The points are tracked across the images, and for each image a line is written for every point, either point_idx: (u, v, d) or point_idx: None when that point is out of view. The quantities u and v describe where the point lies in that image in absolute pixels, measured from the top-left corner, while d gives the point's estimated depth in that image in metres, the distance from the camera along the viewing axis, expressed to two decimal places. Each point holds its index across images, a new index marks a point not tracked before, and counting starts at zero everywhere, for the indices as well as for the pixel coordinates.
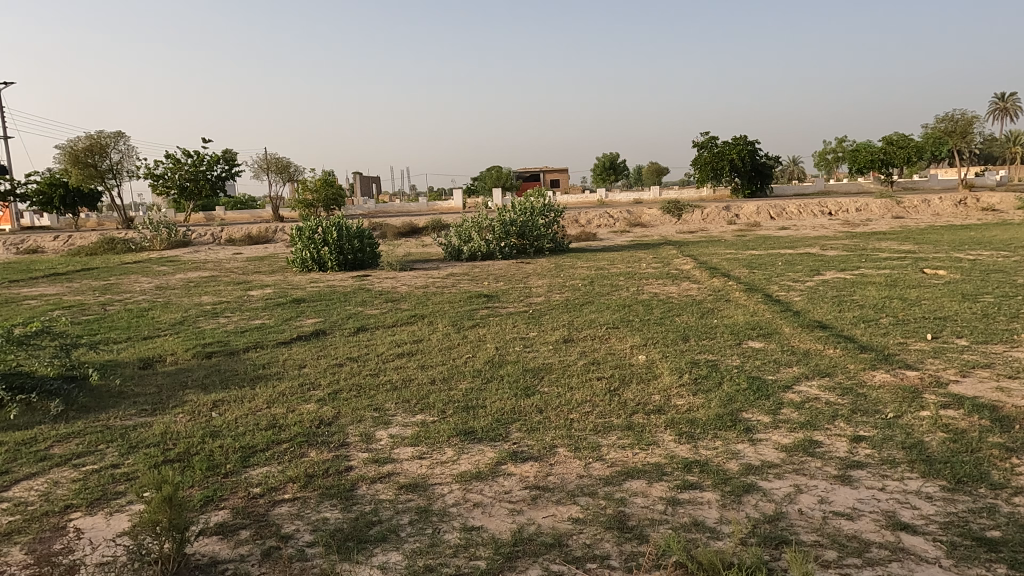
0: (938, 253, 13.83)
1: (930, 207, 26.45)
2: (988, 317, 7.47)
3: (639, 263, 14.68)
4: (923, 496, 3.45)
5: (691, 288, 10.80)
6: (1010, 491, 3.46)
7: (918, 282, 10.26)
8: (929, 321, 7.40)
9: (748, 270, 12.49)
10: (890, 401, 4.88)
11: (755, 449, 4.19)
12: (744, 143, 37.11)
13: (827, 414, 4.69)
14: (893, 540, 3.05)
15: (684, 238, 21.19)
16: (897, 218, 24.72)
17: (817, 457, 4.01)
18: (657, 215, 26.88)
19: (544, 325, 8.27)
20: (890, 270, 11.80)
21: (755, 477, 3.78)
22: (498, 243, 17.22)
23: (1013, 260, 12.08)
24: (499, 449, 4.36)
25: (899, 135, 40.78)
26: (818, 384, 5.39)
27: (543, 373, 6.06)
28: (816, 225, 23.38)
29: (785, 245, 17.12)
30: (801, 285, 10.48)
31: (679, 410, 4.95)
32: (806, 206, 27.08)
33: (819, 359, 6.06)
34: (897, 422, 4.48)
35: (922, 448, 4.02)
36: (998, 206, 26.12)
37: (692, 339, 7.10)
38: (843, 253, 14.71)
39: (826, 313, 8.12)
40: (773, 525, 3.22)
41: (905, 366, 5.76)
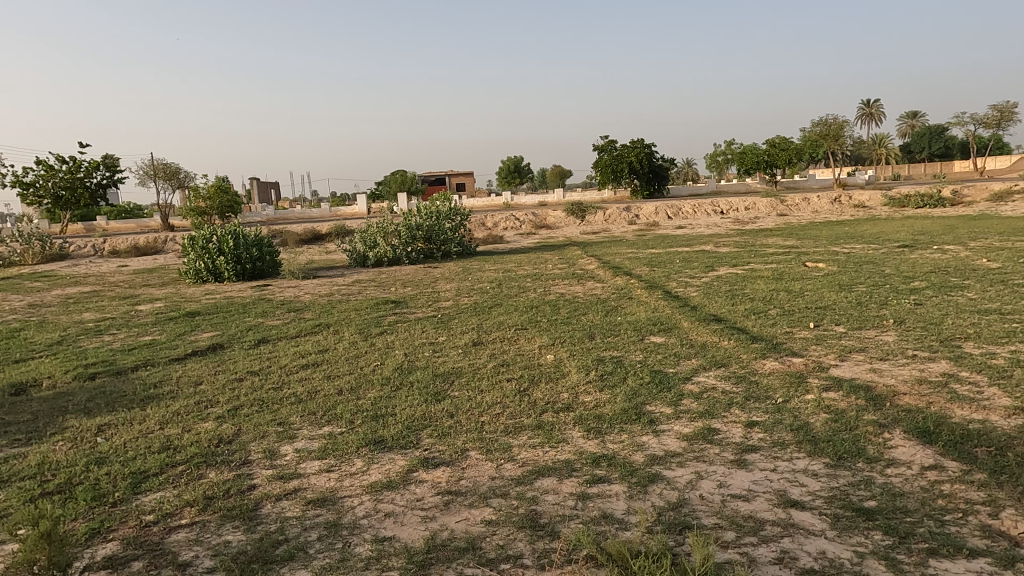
0: (818, 248, 14.93)
1: (810, 205, 28.51)
2: (861, 305, 8.14)
3: (545, 264, 14.95)
4: (810, 474, 3.71)
5: (595, 287, 11.10)
6: (884, 463, 3.78)
7: (800, 274, 11.01)
8: (811, 311, 7.97)
9: (648, 268, 12.99)
10: (779, 387, 5.21)
11: (658, 440, 4.35)
12: (642, 146, 38.55)
13: (724, 402, 4.95)
14: (784, 517, 3.26)
15: (588, 238, 21.73)
16: (782, 216, 26.39)
17: (715, 444, 4.22)
18: (561, 217, 27.48)
19: (453, 328, 8.25)
20: (777, 264, 12.59)
21: (659, 466, 3.94)
22: (404, 248, 17.01)
23: (881, 253, 13.22)
24: (409, 457, 4.31)
25: (781, 138, 43.60)
26: (714, 374, 5.68)
27: (454, 377, 6.04)
28: (710, 224, 24.67)
29: (681, 244, 17.92)
30: (697, 281, 11.02)
31: (587, 407, 5.07)
32: (699, 206, 28.50)
33: (715, 351, 6.38)
34: (785, 406, 4.79)
35: (808, 430, 4.32)
36: (868, 203, 28.44)
37: (598, 337, 7.31)
38: (734, 250, 15.58)
39: (721, 307, 8.58)
40: (676, 512, 3.36)
41: (791, 354, 6.17)
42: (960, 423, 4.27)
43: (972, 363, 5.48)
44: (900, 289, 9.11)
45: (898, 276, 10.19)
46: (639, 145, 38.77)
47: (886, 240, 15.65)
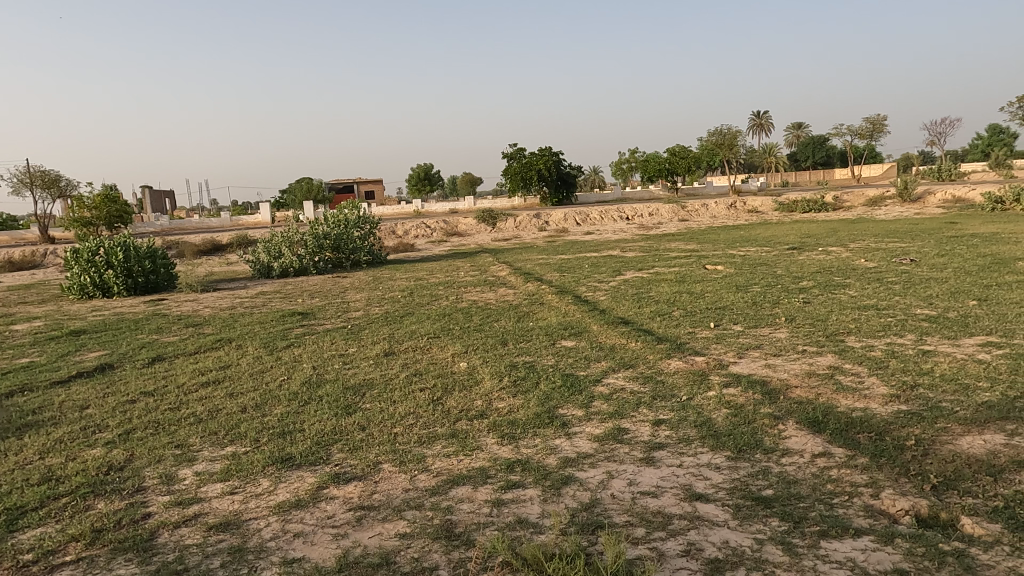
0: (716, 251, 15.72)
1: (709, 210, 29.95)
2: (756, 304, 8.63)
3: (457, 272, 14.93)
4: (713, 467, 3.88)
5: (507, 293, 11.18)
6: (779, 452, 4.02)
7: (701, 277, 11.54)
8: (711, 311, 8.39)
9: (559, 274, 13.23)
10: (683, 385, 5.44)
11: (570, 442, 4.43)
12: (550, 154, 39.26)
13: (632, 402, 5.10)
14: (690, 510, 3.39)
15: (499, 245, 21.84)
16: (683, 222, 27.62)
17: (625, 443, 4.34)
18: (473, 225, 27.56)
19: (363, 339, 8.07)
20: (679, 267, 13.15)
21: (572, 468, 4.01)
22: (312, 258, 16.50)
23: (773, 255, 14.07)
24: (319, 473, 4.17)
25: (680, 146, 45.62)
26: (623, 375, 5.86)
27: (365, 390, 5.90)
28: (617, 229, 25.47)
29: (590, 249, 18.34)
30: (605, 285, 11.32)
31: (500, 413, 5.08)
32: (606, 212, 29.33)
33: (623, 353, 6.58)
34: (690, 403, 5.00)
35: (710, 425, 4.52)
36: (760, 209, 30.22)
37: (511, 343, 7.36)
38: (640, 255, 16.13)
39: (628, 309, 8.87)
40: (589, 512, 3.43)
41: (694, 353, 6.46)
42: (845, 411, 4.61)
43: (854, 356, 5.93)
44: (790, 289, 9.72)
45: (788, 277, 10.88)
46: (547, 153, 39.45)
47: (777, 243, 16.66)
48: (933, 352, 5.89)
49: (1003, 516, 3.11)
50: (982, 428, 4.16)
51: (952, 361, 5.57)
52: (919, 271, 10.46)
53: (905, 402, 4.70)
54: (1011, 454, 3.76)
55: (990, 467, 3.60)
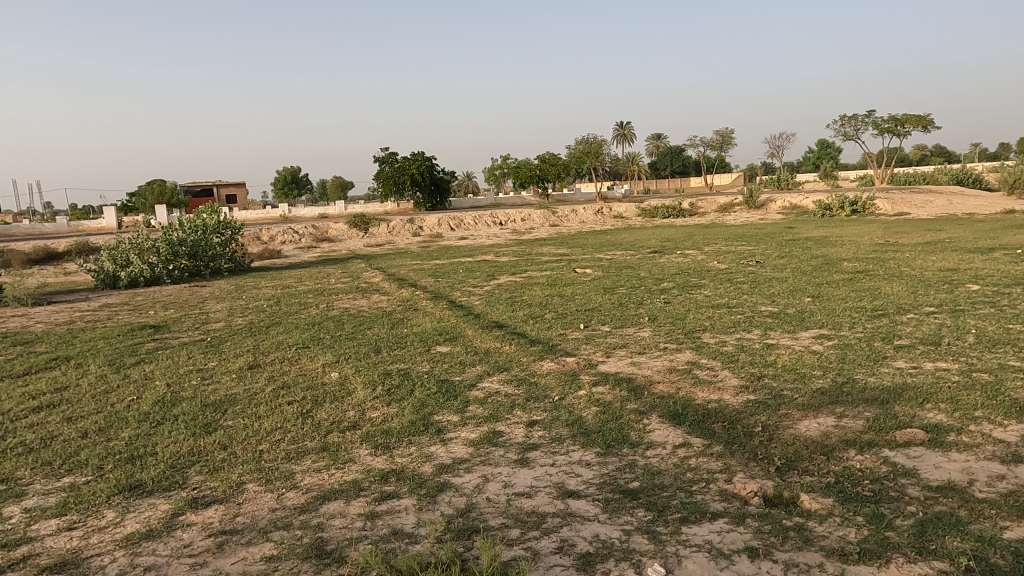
0: (584, 255, 16.35)
1: (578, 216, 31.06)
2: (622, 305, 9.07)
3: (328, 279, 14.44)
4: (584, 464, 4.01)
5: (381, 300, 10.95)
6: (644, 446, 4.23)
7: (571, 280, 11.94)
8: (581, 313, 8.70)
9: (433, 279, 13.17)
10: (555, 385, 5.59)
11: (446, 448, 4.41)
12: (422, 158, 39.01)
13: (507, 405, 5.17)
14: (562, 507, 3.48)
15: (372, 251, 21.34)
16: (554, 227, 28.50)
17: (500, 446, 4.39)
18: (343, 230, 26.80)
19: (225, 352, 7.58)
20: (550, 271, 13.53)
21: (447, 475, 3.99)
22: (165, 266, 15.27)
23: (637, 258, 14.82)
24: (175, 499, 3.85)
25: (550, 153, 46.97)
26: (497, 379, 5.91)
27: (227, 406, 5.54)
28: (491, 234, 25.80)
29: (464, 254, 18.41)
30: (480, 290, 11.40)
31: (374, 423, 4.96)
32: (480, 217, 29.57)
33: (497, 356, 6.66)
34: (561, 403, 5.15)
35: (581, 423, 4.68)
36: (625, 214, 31.80)
37: (384, 351, 7.21)
38: (513, 259, 16.42)
39: (502, 313, 8.99)
40: (465, 518, 3.43)
41: (565, 353, 6.66)
42: (702, 403, 4.94)
43: (709, 351, 6.37)
44: (652, 290, 10.28)
45: (650, 279, 11.52)
46: (419, 158, 39.14)
47: (640, 247, 17.59)
48: (776, 345, 6.47)
49: (835, 490, 3.46)
50: (816, 412, 4.63)
51: (791, 352, 6.15)
52: (764, 272, 11.45)
53: (753, 391, 5.13)
54: (840, 434, 4.21)
55: (824, 447, 4.00)
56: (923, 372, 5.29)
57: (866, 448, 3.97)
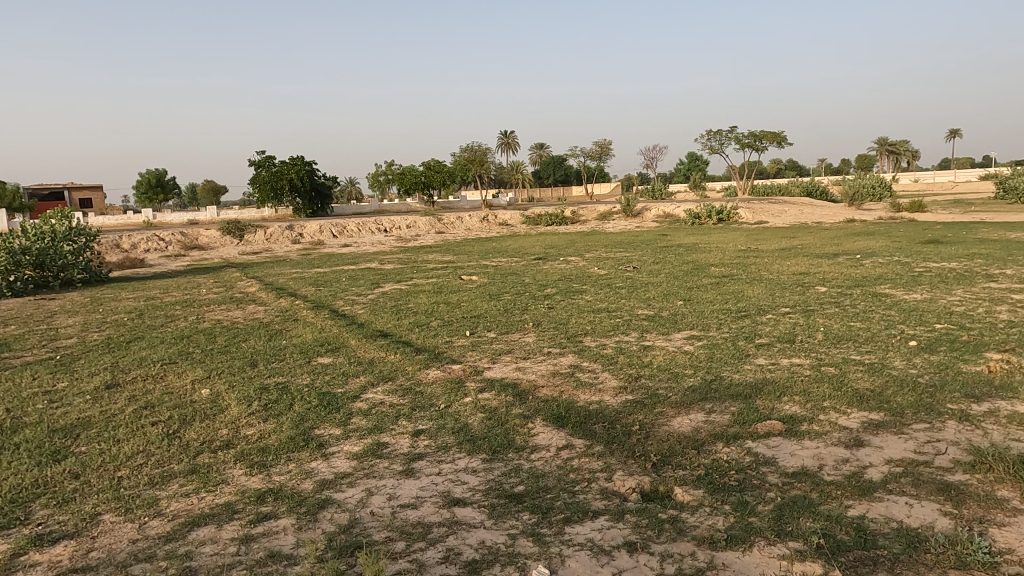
0: (470, 262, 16.43)
1: (463, 223, 31.14)
2: (507, 312, 9.18)
3: (198, 289, 13.55)
4: (469, 471, 4.01)
5: (257, 310, 10.41)
6: (529, 449, 4.30)
7: (457, 287, 11.94)
8: (467, 320, 8.71)
9: (314, 288, 12.71)
10: (441, 393, 5.56)
11: (327, 463, 4.26)
12: (302, 163, 37.61)
13: (391, 415, 5.07)
14: (448, 516, 3.46)
15: (247, 259, 20.27)
16: (440, 234, 28.42)
17: (384, 458, 4.29)
18: (215, 236, 25.29)
19: (77, 371, 6.90)
20: (436, 278, 13.47)
21: (328, 491, 3.85)
22: (5, 277, 13.64)
23: (522, 265, 15.07)
24: (16, 538, 3.45)
25: (435, 161, 46.77)
26: (382, 389, 5.79)
27: (79, 430, 5.04)
28: (375, 241, 25.30)
29: (346, 262, 17.90)
30: (363, 298, 11.15)
31: (249, 441, 4.69)
32: (364, 223, 28.91)
33: (382, 366, 6.53)
34: (447, 411, 5.13)
35: (467, 430, 4.68)
36: (510, 221, 32.29)
37: (261, 364, 6.86)
38: (398, 266, 16.20)
39: (387, 322, 8.83)
40: (347, 534, 3.32)
41: (451, 361, 6.64)
42: (583, 405, 5.10)
43: (590, 354, 6.59)
44: (536, 296, 10.49)
45: (535, 285, 11.76)
46: (299, 162, 37.69)
47: (525, 253, 17.94)
48: (651, 346, 6.80)
49: (705, 482, 3.68)
50: (688, 408, 4.91)
51: (666, 353, 6.48)
52: (640, 277, 12.00)
53: (631, 392, 5.36)
54: (709, 428, 4.48)
55: (695, 441, 4.25)
56: (780, 368, 5.76)
57: (731, 440, 4.26)
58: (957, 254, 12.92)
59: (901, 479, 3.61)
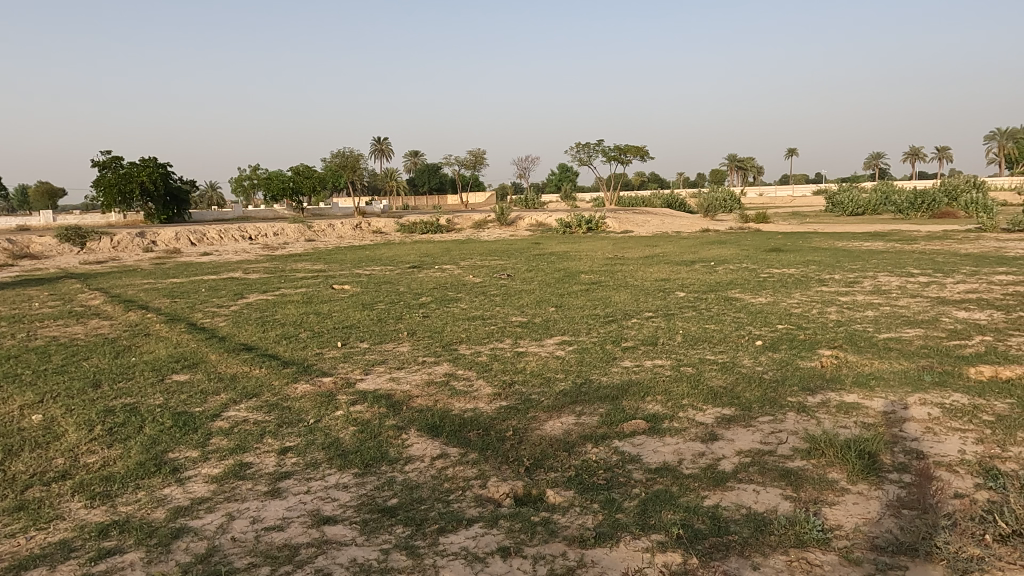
0: (342, 271, 15.95)
1: (335, 231, 30.19)
2: (381, 321, 9.00)
3: (29, 302, 12.10)
4: (340, 487, 3.88)
5: (101, 325, 9.46)
6: (402, 461, 4.22)
7: (328, 297, 11.54)
8: (339, 331, 8.44)
9: (169, 300, 11.77)
10: (310, 408, 5.33)
11: (183, 489, 3.94)
12: (155, 165, 34.76)
13: (255, 433, 4.80)
14: (317, 536, 3.32)
15: (89, 269, 18.39)
16: (310, 242, 27.39)
17: (247, 479, 4.05)
18: (51, 244, 22.73)
19: None
20: (306, 288, 12.94)
21: (184, 518, 3.56)
22: None
23: (396, 274, 14.84)
24: None
25: (304, 166, 44.95)
26: (245, 406, 5.46)
27: None
28: (238, 249, 23.89)
29: (206, 272, 16.74)
30: (225, 310, 10.47)
31: (90, 470, 4.25)
32: (226, 230, 27.19)
33: (245, 381, 6.15)
34: (317, 426, 4.93)
35: (337, 445, 4.52)
36: (384, 229, 31.72)
37: (105, 384, 6.24)
38: (264, 276, 15.41)
39: (251, 334, 8.35)
40: (205, 563, 3.09)
41: (321, 374, 6.39)
42: (458, 413, 5.09)
43: (465, 362, 6.60)
44: (411, 305, 10.37)
45: (409, 294, 11.61)
46: (151, 164, 34.80)
47: (399, 262, 17.71)
48: (525, 352, 6.94)
49: (575, 483, 3.80)
50: (559, 412, 5.05)
51: (538, 359, 6.64)
52: (514, 284, 12.21)
53: (505, 398, 5.43)
54: (579, 430, 4.64)
55: (566, 443, 4.38)
56: (644, 369, 6.08)
57: (600, 441, 4.43)
58: (795, 261, 14.32)
59: (750, 468, 3.92)
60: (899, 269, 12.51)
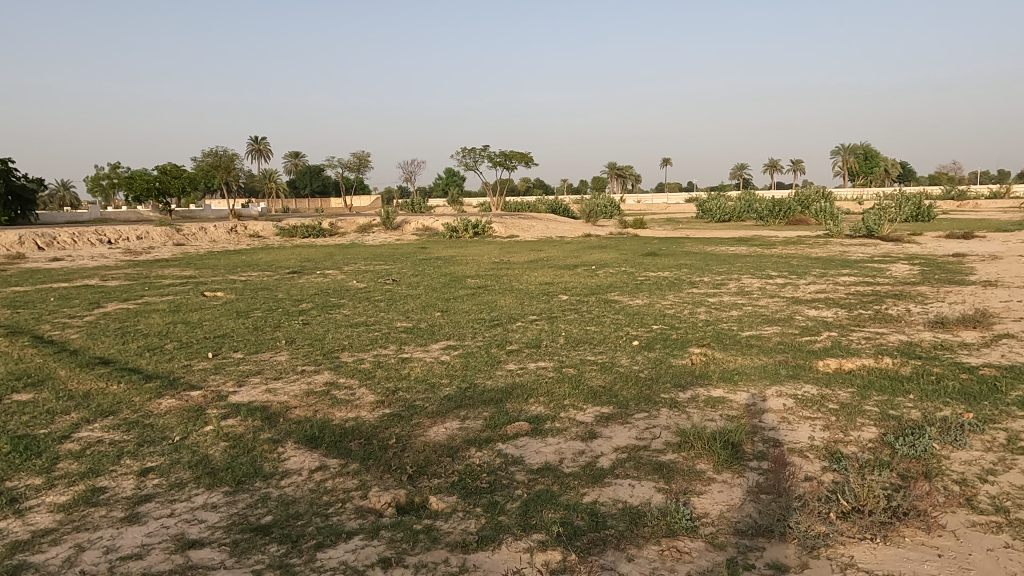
0: (214, 277, 15.04)
1: (207, 234, 28.37)
2: (257, 329, 8.56)
3: None
4: (209, 507, 3.63)
5: None
6: (277, 476, 4.03)
7: (199, 305, 10.82)
8: (210, 340, 7.94)
9: (10, 311, 10.55)
10: (175, 424, 4.96)
11: (22, 521, 3.54)
12: None
13: (111, 455, 4.40)
14: (181, 562, 3.09)
15: None
16: (179, 246, 25.60)
17: (100, 505, 3.70)
18: None
19: None
20: (173, 295, 12.06)
21: (23, 554, 3.20)
22: None
23: (274, 280, 14.17)
24: None
25: (172, 165, 41.95)
26: (100, 426, 4.99)
27: None
28: (95, 254, 21.87)
29: (56, 279, 15.20)
30: (78, 321, 9.53)
31: None
32: (81, 233, 24.81)
33: (101, 399, 5.62)
34: (183, 443, 4.59)
35: (206, 462, 4.23)
36: (262, 232, 30.27)
37: None
38: (125, 283, 14.22)
39: (110, 347, 7.66)
40: None
41: (189, 387, 5.97)
42: (339, 423, 4.93)
43: (347, 370, 6.41)
44: (290, 311, 9.94)
45: (289, 300, 11.12)
46: None
47: (278, 267, 16.95)
48: (409, 358, 6.85)
49: (458, 488, 3.79)
50: (444, 417, 5.02)
51: (423, 364, 6.57)
52: (399, 289, 12.04)
53: (388, 405, 5.32)
54: (463, 435, 4.63)
55: (450, 449, 4.36)
56: (527, 372, 6.18)
57: (484, 444, 4.45)
58: (669, 265, 15.18)
59: (626, 463, 4.08)
60: (759, 271, 13.56)
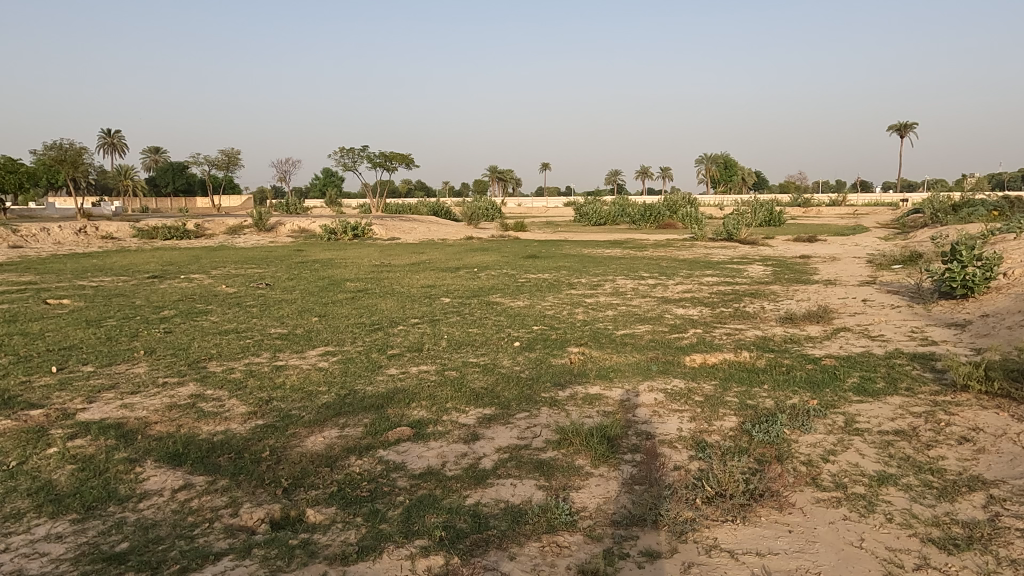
0: (58, 283, 13.58)
1: (50, 236, 25.57)
2: (111, 339, 7.84)
3: None
4: (52, 538, 3.28)
5: None
6: (135, 499, 3.70)
7: (40, 314, 9.72)
8: (54, 353, 7.16)
9: None
10: (11, 449, 4.42)
11: None
12: None
13: None
14: None
15: None
16: (15, 248, 22.88)
17: None
18: None
19: None
20: (8, 304, 10.77)
21: None
22: None
23: (130, 285, 13.02)
24: None
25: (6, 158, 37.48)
26: None
27: None
28: None
29: None
30: None
31: None
32: None
33: None
34: (20, 469, 4.10)
35: (48, 489, 3.81)
36: (116, 234, 27.76)
37: None
38: None
39: None
40: None
41: (28, 406, 5.34)
42: (206, 437, 4.62)
43: (215, 381, 6.02)
44: (149, 319, 9.18)
45: (148, 307, 10.27)
46: None
47: (135, 271, 15.61)
48: (284, 366, 6.54)
49: (337, 498, 3.67)
50: (321, 426, 4.83)
51: (299, 372, 6.31)
52: (273, 294, 11.48)
53: (261, 416, 5.06)
54: (342, 443, 4.49)
55: (328, 458, 4.21)
56: (409, 376, 6.10)
57: (364, 452, 4.34)
58: (548, 267, 15.56)
59: (508, 463, 4.13)
60: (632, 273, 14.24)
